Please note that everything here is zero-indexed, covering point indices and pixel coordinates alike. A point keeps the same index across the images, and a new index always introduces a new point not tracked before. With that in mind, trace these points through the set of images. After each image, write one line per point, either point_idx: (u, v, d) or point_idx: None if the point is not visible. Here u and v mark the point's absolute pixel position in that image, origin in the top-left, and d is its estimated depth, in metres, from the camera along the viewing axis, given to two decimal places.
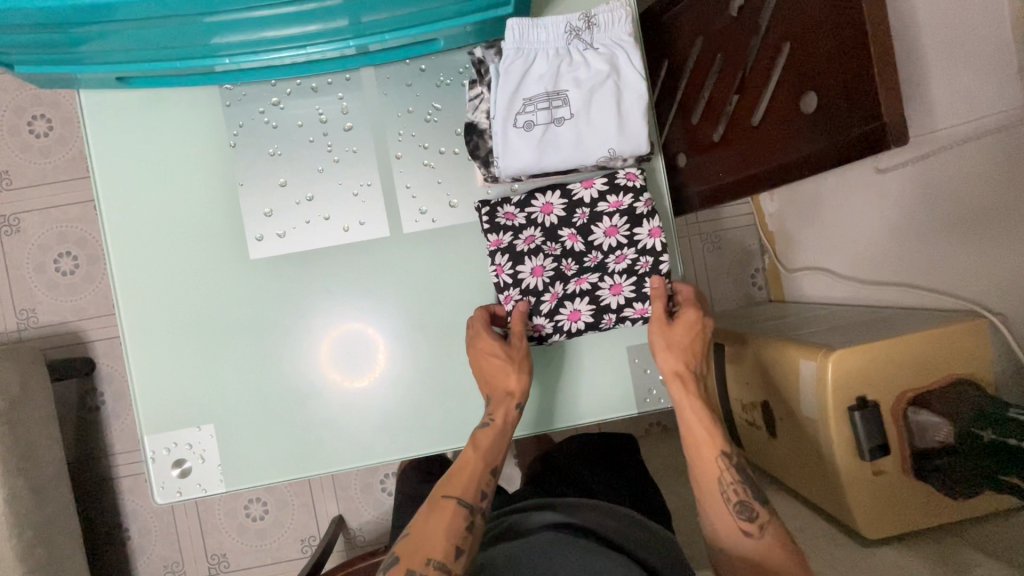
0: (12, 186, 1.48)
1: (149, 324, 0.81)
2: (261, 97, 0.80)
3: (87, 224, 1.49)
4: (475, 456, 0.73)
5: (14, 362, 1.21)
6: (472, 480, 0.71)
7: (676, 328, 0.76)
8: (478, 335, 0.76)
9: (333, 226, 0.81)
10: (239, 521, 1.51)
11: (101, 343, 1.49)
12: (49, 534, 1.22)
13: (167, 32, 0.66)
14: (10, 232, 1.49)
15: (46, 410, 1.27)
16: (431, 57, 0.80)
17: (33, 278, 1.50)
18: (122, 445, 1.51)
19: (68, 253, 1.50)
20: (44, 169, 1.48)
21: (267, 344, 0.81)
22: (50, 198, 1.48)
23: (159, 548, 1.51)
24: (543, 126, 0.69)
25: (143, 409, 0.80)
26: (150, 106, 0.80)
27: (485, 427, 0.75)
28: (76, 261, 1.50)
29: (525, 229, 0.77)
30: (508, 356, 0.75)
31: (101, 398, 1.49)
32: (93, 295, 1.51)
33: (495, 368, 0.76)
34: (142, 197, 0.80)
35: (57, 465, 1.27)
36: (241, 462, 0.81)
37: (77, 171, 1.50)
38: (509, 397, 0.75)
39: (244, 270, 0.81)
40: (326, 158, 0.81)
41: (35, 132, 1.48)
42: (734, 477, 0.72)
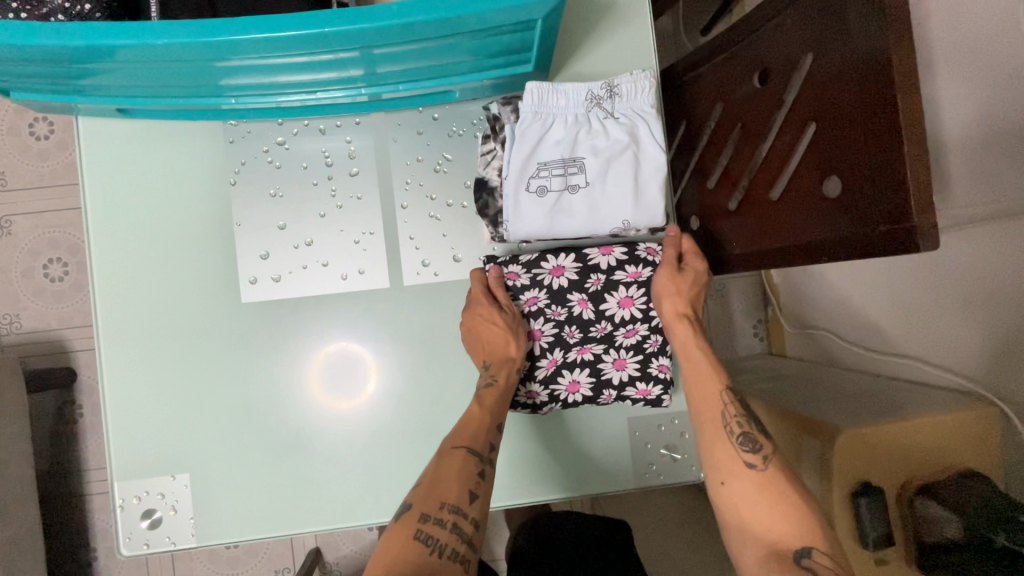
0: (7, 187, 1.47)
1: (129, 362, 0.77)
2: (266, 135, 0.78)
3: (79, 231, 1.47)
4: (480, 411, 0.70)
5: None
6: (480, 431, 0.68)
7: (684, 273, 0.71)
8: (475, 298, 0.73)
9: (331, 273, 0.78)
10: (212, 549, 1.48)
11: (84, 353, 1.46)
12: (11, 555, 1.17)
13: (172, 72, 0.63)
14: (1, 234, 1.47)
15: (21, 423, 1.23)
16: (445, 106, 0.78)
17: (21, 283, 1.47)
18: (96, 461, 1.47)
19: (59, 259, 1.48)
20: (41, 172, 1.47)
21: (253, 390, 0.77)
22: (45, 203, 1.47)
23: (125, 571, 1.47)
24: (556, 193, 0.67)
25: (115, 452, 0.76)
26: (150, 137, 0.77)
27: (488, 387, 0.71)
28: (67, 267, 1.49)
29: (530, 289, 0.73)
30: (507, 324, 0.71)
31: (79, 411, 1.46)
32: (81, 303, 1.49)
33: (494, 336, 0.71)
34: (133, 228, 0.77)
35: (26, 480, 1.23)
36: (214, 514, 0.76)
37: (74, 177, 1.49)
38: (511, 362, 0.72)
39: (234, 313, 0.77)
40: (328, 203, 0.78)
41: (36, 135, 1.48)
42: (738, 410, 0.69)
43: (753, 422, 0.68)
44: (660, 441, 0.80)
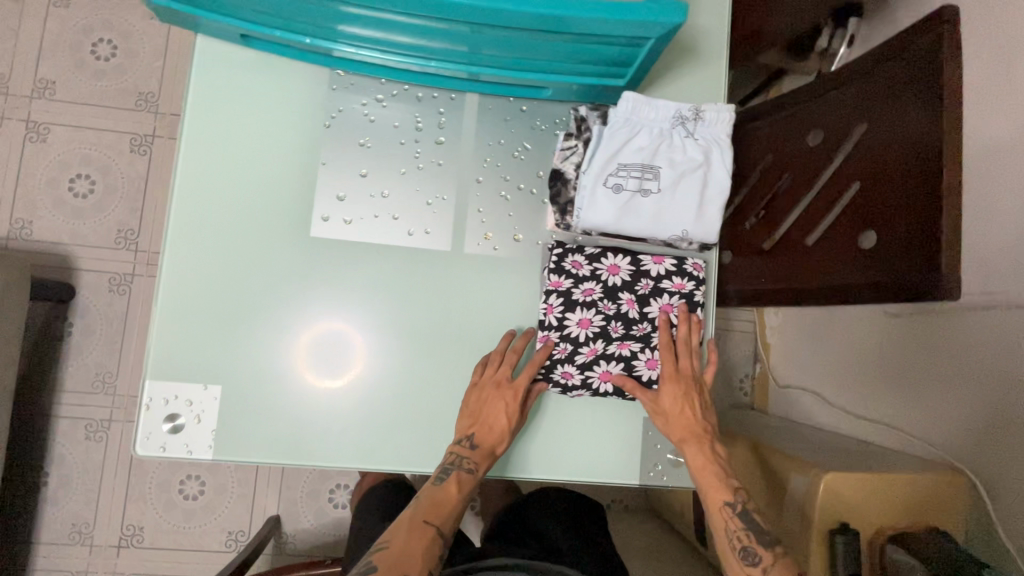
0: (54, 97, 1.54)
1: (188, 272, 0.79)
2: (368, 91, 0.84)
3: (109, 153, 1.56)
4: (457, 495, 0.78)
5: (6, 265, 1.25)
6: (450, 515, 0.77)
7: (662, 402, 0.78)
8: (509, 383, 0.79)
9: (398, 227, 0.83)
10: (168, 496, 1.53)
11: (87, 274, 1.53)
12: None
13: (317, 10, 0.70)
14: (35, 138, 1.54)
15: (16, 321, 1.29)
16: (534, 101, 0.86)
17: (42, 190, 1.54)
18: (73, 383, 1.51)
19: (84, 176, 1.55)
20: (91, 90, 1.55)
21: (300, 319, 0.81)
22: (87, 120, 1.55)
23: (73, 502, 1.49)
24: (629, 192, 0.74)
25: (154, 352, 0.78)
26: (261, 68, 0.82)
27: (468, 473, 0.78)
28: (92, 185, 1.55)
29: (586, 280, 0.79)
30: (514, 422, 0.79)
31: (68, 328, 1.51)
32: (97, 223, 1.54)
33: (497, 424, 0.78)
34: (224, 146, 0.81)
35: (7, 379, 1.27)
36: (237, 431, 0.78)
37: (121, 102, 1.57)
38: (491, 456, 0.79)
39: (300, 244, 0.81)
40: (410, 163, 0.84)
41: (97, 55, 1.56)
42: (739, 525, 0.74)
43: (754, 533, 0.73)
44: (669, 446, 0.84)
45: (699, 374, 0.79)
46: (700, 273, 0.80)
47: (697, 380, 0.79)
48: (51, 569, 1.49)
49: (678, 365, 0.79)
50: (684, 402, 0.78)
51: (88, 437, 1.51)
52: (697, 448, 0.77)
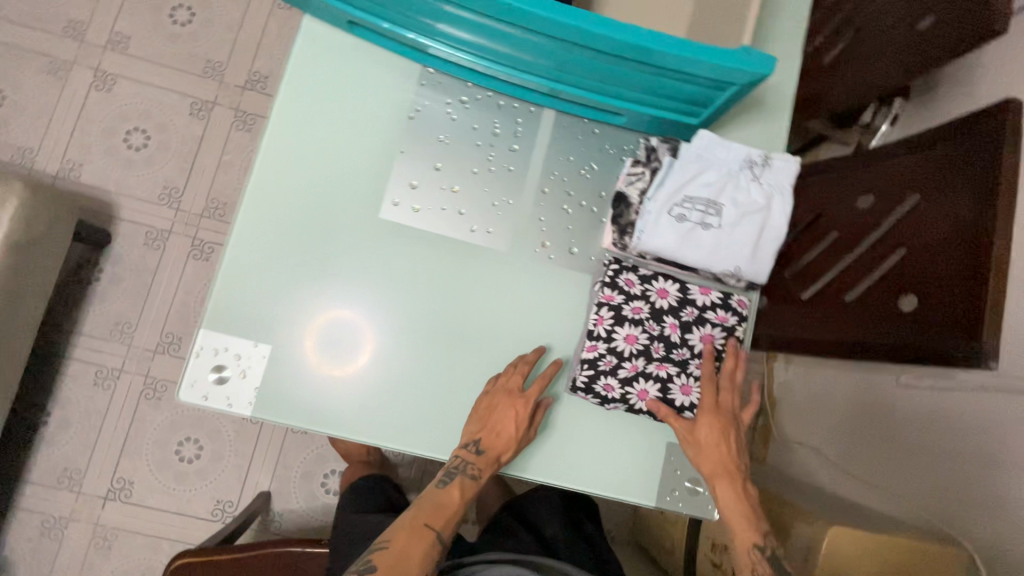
0: (127, 52, 1.62)
1: (259, 231, 0.82)
2: (453, 91, 0.89)
3: (169, 112, 1.62)
4: (459, 500, 0.78)
5: (56, 200, 1.26)
6: (451, 519, 0.78)
7: (698, 434, 0.80)
8: (520, 394, 0.81)
9: (462, 223, 0.87)
10: (163, 455, 1.52)
11: (126, 224, 1.57)
12: None
13: (429, 10, 0.75)
14: (101, 87, 1.61)
15: (54, 257, 1.31)
16: (607, 126, 0.91)
17: (98, 137, 1.59)
18: (92, 327, 1.53)
19: (140, 128, 1.61)
20: (163, 51, 1.63)
21: (355, 294, 0.83)
22: (154, 78, 1.62)
23: (68, 446, 1.49)
24: (691, 224, 0.78)
25: (213, 303, 0.80)
26: (359, 54, 0.87)
27: (473, 479, 0.79)
28: (147, 139, 1.61)
29: (636, 299, 0.82)
30: (522, 432, 0.81)
31: (98, 274, 1.55)
32: (144, 175, 1.60)
33: (506, 433, 0.80)
34: (313, 120, 0.85)
35: (34, 311, 1.29)
36: (278, 392, 0.80)
37: (189, 66, 1.65)
38: (497, 464, 0.80)
39: (368, 223, 0.85)
40: (482, 164, 0.88)
41: (175, 20, 1.65)
42: (763, 567, 0.74)
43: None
44: (688, 473, 0.86)
45: (736, 411, 0.81)
46: (743, 309, 0.84)
47: (735, 417, 0.81)
48: (32, 510, 1.47)
49: (718, 399, 0.80)
50: (719, 437, 0.79)
51: (95, 383, 1.52)
52: (727, 484, 0.78)
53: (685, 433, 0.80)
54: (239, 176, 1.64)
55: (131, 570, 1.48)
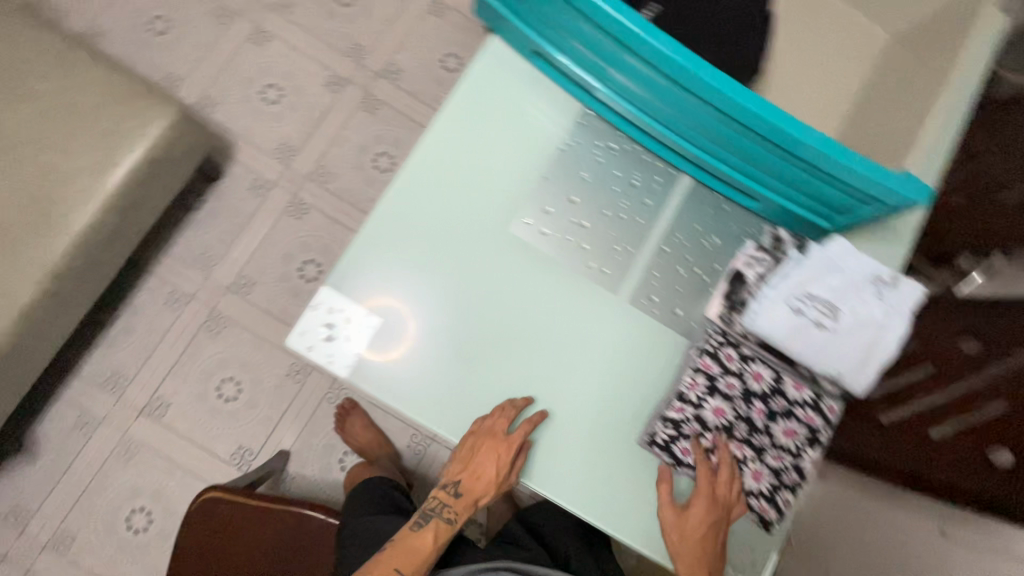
0: (288, 18, 1.77)
1: (403, 216, 0.89)
2: (608, 135, 0.95)
3: (307, 78, 1.75)
4: (430, 544, 0.89)
5: (197, 134, 1.38)
6: (422, 562, 0.88)
7: (686, 522, 0.79)
8: (504, 442, 0.82)
9: (583, 257, 0.91)
10: (203, 386, 1.59)
11: (240, 166, 1.68)
12: (86, 270, 1.28)
13: (623, 63, 0.84)
14: (256, 41, 1.75)
15: (174, 183, 1.41)
16: (739, 207, 0.95)
17: (239, 84, 1.73)
18: (182, 250, 1.63)
19: (278, 85, 1.74)
20: (320, 25, 1.77)
21: (467, 294, 0.88)
22: (304, 46, 1.76)
23: (125, 352, 1.58)
24: (806, 319, 0.80)
25: (341, 266, 0.87)
26: (532, 81, 0.94)
27: (445, 525, 0.90)
28: (280, 97, 1.73)
29: (731, 375, 0.84)
30: (500, 479, 0.83)
31: (201, 203, 1.66)
32: (268, 128, 1.71)
33: (483, 478, 0.83)
34: (472, 127, 0.92)
35: (141, 226, 1.39)
36: (372, 364, 0.85)
37: (337, 43, 1.78)
38: (469, 509, 0.91)
39: (495, 232, 0.90)
40: (616, 208, 0.92)
41: (339, 1, 1.79)
42: None
43: None
44: None
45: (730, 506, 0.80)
46: (831, 416, 0.85)
47: (725, 513, 0.80)
48: (73, 401, 1.55)
49: (711, 492, 0.80)
50: (706, 531, 0.79)
51: (166, 301, 1.61)
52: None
53: (670, 518, 0.80)
54: (351, 152, 1.73)
55: (142, 484, 1.54)
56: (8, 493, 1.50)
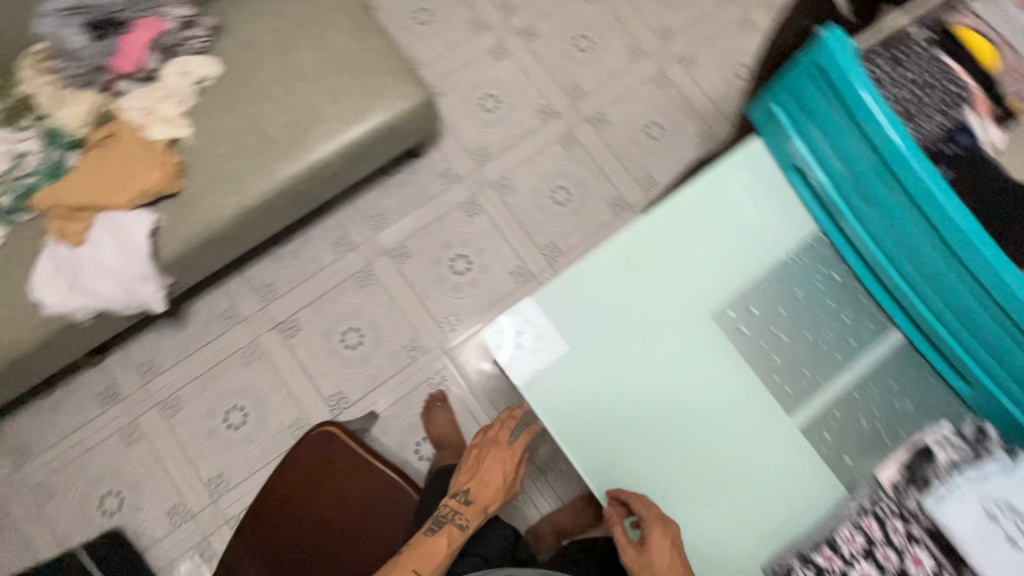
0: (528, 45, 1.94)
1: (638, 254, 1.11)
2: (832, 270, 1.14)
3: (523, 100, 1.90)
4: (445, 547, 1.07)
5: (431, 119, 1.54)
6: (436, 562, 1.06)
7: (646, 553, 0.96)
8: (502, 446, 1.21)
9: (774, 361, 1.10)
10: (332, 326, 1.73)
11: (439, 153, 1.85)
12: (302, 196, 1.46)
13: (896, 219, 1.00)
14: (493, 55, 1.93)
15: (393, 150, 1.56)
16: (936, 376, 1.10)
17: (466, 84, 1.91)
18: (363, 204, 1.80)
19: (496, 97, 1.90)
20: (552, 60, 1.93)
21: (667, 349, 1.08)
22: (533, 73, 1.92)
23: (283, 270, 1.75)
24: (1000, 532, 0.93)
25: (558, 284, 1.08)
26: (780, 200, 1.15)
27: (460, 527, 1.10)
28: (495, 108, 1.90)
29: (891, 548, 0.97)
30: (505, 477, 1.18)
31: (394, 171, 1.83)
32: (474, 129, 1.87)
33: (493, 477, 1.17)
34: (713, 219, 1.13)
35: (353, 176, 1.55)
36: (569, 373, 1.06)
37: (560, 79, 1.93)
38: (482, 513, 1.14)
39: (703, 308, 1.10)
40: (812, 334, 1.12)
41: (577, 46, 1.95)
42: None
43: None
44: None
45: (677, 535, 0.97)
46: None
47: (676, 534, 0.97)
48: (226, 293, 1.73)
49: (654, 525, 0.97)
50: (668, 554, 0.95)
51: (333, 241, 1.78)
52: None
53: (634, 557, 0.98)
54: (535, 176, 1.85)
55: (250, 388, 1.69)
56: (147, 347, 1.69)
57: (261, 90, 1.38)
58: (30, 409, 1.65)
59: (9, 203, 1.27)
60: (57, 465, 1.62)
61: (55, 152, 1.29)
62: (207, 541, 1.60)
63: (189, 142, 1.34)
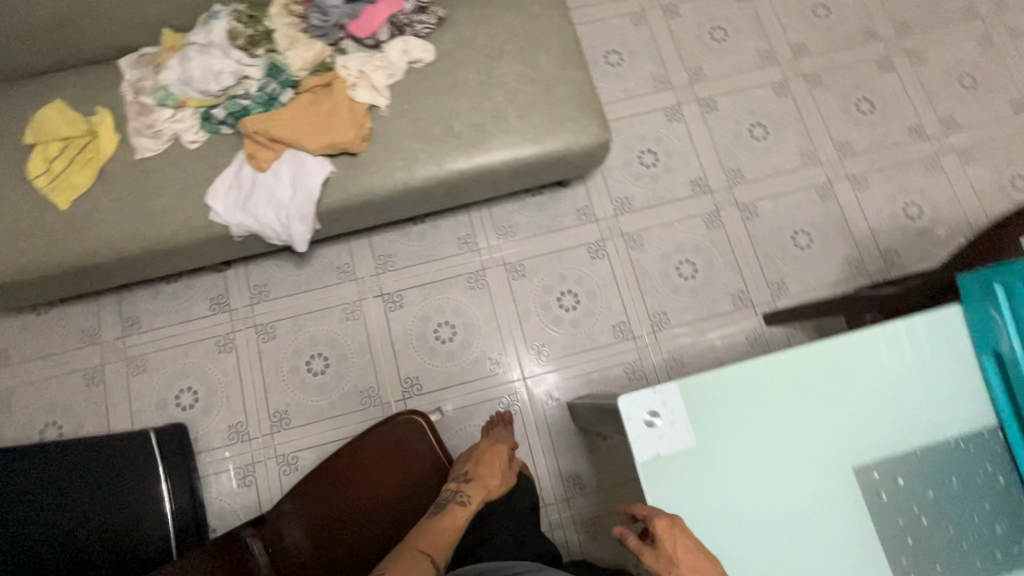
0: (704, 117, 1.95)
1: (788, 376, 0.96)
2: (1002, 471, 0.95)
3: (681, 167, 1.90)
4: (448, 527, 1.15)
5: (599, 161, 1.56)
6: (442, 542, 1.13)
7: (666, 552, 0.86)
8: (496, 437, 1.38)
9: (903, 546, 0.92)
10: (431, 315, 1.78)
11: (584, 190, 1.87)
12: (457, 192, 1.51)
13: None
14: (668, 115, 1.95)
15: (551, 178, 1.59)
16: None
17: (632, 134, 1.93)
18: (499, 212, 1.85)
19: (657, 156, 1.91)
20: (723, 139, 1.93)
21: (792, 491, 0.93)
22: (700, 145, 1.92)
23: (407, 247, 1.82)
24: None
25: (700, 378, 0.95)
26: (962, 373, 0.98)
27: (461, 505, 1.19)
28: (652, 165, 1.90)
29: None
30: (501, 460, 1.32)
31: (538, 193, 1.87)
32: (626, 178, 1.89)
33: (492, 459, 1.31)
34: (884, 369, 0.98)
35: (507, 189, 1.59)
36: (674, 474, 0.93)
37: (724, 159, 1.92)
38: (483, 491, 1.25)
39: (843, 460, 0.94)
40: (961, 535, 0.92)
41: (752, 133, 1.94)
42: None
43: None
44: None
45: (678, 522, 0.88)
46: None
47: (683, 525, 0.88)
48: (349, 250, 1.82)
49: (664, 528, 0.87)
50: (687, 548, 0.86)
51: (460, 237, 1.84)
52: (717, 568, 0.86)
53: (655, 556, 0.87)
54: (668, 243, 1.84)
55: (338, 344, 1.76)
56: (266, 272, 1.80)
57: (461, 86, 1.45)
58: (150, 290, 1.78)
59: (222, 118, 1.38)
60: (154, 348, 1.75)
61: (276, 87, 1.38)
62: (253, 467, 1.67)
63: (382, 113, 1.42)
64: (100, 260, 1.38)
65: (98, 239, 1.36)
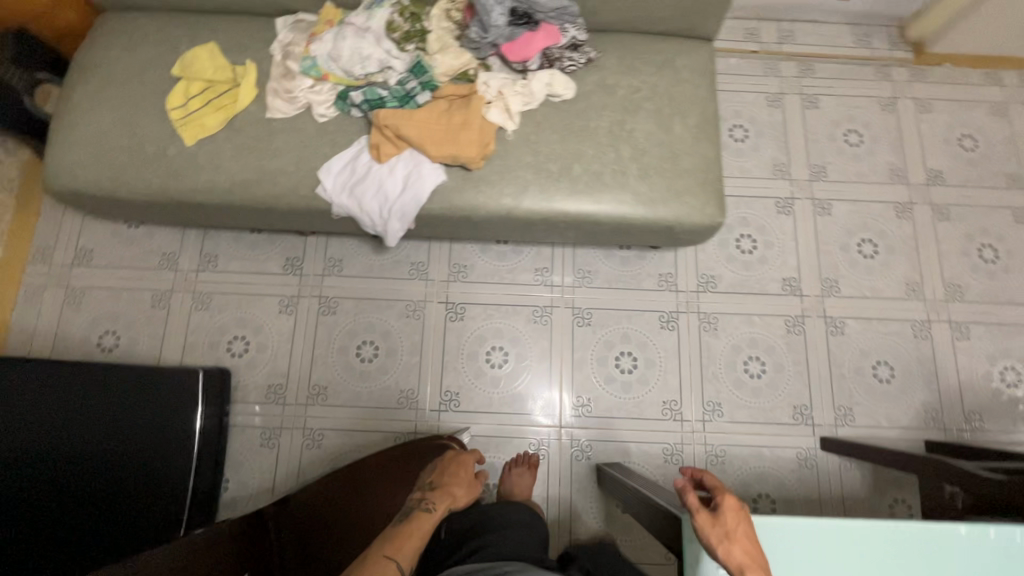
0: (815, 218, 1.87)
1: (864, 547, 0.91)
2: None
3: (777, 262, 1.83)
4: (413, 534, 1.12)
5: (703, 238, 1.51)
6: (406, 549, 1.08)
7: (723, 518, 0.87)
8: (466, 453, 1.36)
9: None
10: (488, 335, 1.77)
11: (673, 257, 1.83)
12: (554, 231, 1.49)
13: None
14: (778, 205, 1.88)
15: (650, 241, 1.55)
16: None
17: (736, 214, 1.87)
18: (582, 255, 1.83)
19: (756, 244, 1.85)
20: (829, 245, 1.85)
21: None
22: (802, 245, 1.84)
23: (484, 263, 1.82)
24: None
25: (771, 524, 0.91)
26: None
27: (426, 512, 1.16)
28: (748, 252, 1.84)
29: None
30: (471, 473, 1.30)
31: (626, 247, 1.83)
32: (718, 257, 1.83)
33: (461, 470, 1.29)
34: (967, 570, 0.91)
35: (603, 240, 1.56)
36: None
37: (824, 266, 1.83)
38: (449, 499, 1.21)
39: None
40: None
41: (860, 248, 1.85)
42: None
43: None
44: None
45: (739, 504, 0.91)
46: None
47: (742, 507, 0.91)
48: (429, 250, 1.82)
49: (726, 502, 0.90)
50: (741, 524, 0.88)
51: (537, 268, 1.82)
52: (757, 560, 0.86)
53: (710, 519, 0.87)
54: (743, 334, 1.78)
55: (393, 337, 1.76)
56: (344, 249, 1.82)
57: (589, 130, 1.44)
58: (234, 234, 1.83)
59: (357, 101, 1.40)
60: (221, 289, 1.80)
61: (415, 86, 1.40)
62: (279, 431, 1.69)
63: (507, 136, 1.42)
64: (205, 202, 1.42)
65: (209, 181, 1.40)
